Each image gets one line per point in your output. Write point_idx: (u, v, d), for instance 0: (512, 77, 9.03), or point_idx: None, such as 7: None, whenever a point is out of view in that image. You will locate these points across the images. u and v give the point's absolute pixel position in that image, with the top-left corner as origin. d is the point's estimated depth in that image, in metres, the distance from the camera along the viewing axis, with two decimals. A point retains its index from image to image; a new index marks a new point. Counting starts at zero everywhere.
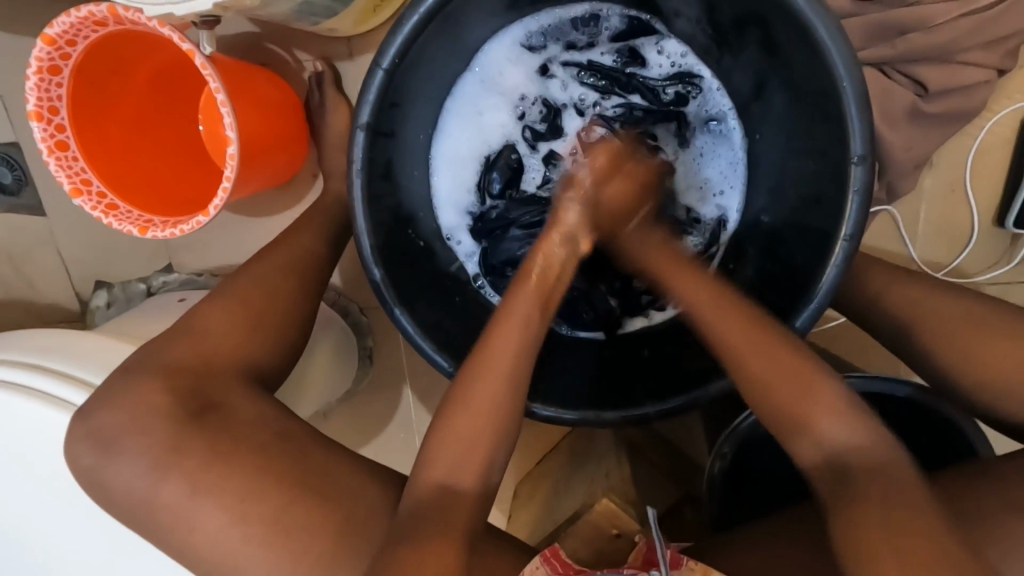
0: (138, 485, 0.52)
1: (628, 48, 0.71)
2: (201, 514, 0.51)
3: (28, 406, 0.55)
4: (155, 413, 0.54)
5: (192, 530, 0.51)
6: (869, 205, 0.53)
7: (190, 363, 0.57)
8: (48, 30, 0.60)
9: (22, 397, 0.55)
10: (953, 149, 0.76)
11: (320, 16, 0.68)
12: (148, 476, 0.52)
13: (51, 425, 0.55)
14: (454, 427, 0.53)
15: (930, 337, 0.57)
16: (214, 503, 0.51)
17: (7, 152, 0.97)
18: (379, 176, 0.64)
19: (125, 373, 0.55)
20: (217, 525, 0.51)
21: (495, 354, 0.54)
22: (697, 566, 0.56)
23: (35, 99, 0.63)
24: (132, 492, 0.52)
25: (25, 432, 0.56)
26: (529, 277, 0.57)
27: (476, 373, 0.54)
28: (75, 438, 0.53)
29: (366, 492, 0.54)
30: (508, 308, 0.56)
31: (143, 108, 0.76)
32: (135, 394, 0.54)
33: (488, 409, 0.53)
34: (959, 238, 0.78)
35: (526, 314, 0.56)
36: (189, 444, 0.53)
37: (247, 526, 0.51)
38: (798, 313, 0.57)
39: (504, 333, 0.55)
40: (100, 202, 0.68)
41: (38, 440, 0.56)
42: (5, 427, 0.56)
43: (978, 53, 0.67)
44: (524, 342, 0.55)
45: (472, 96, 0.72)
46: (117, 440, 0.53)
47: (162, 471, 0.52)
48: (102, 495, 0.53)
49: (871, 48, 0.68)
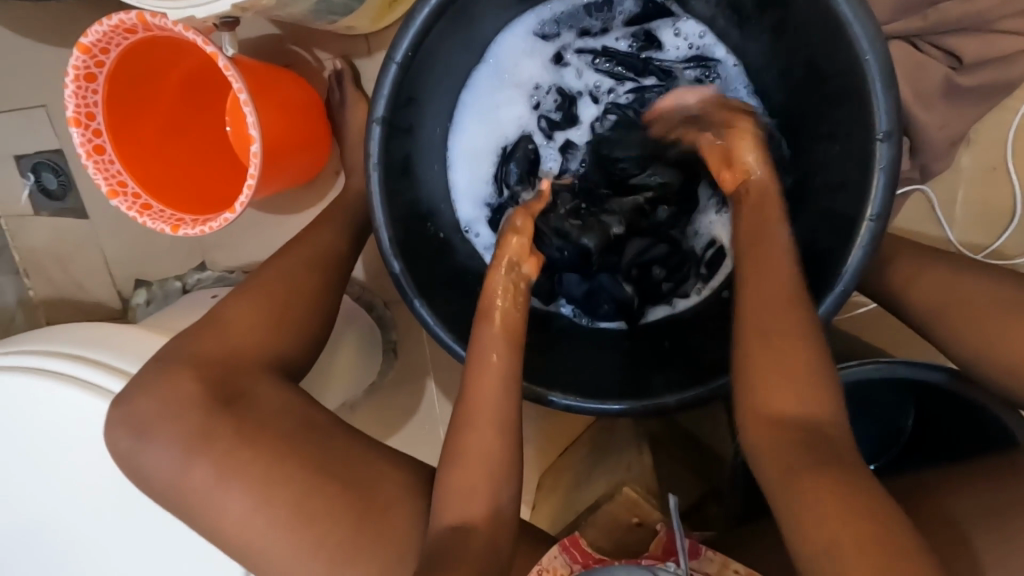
0: (171, 470, 0.55)
1: (643, 32, 0.70)
2: (229, 499, 0.53)
3: (73, 392, 0.58)
4: (186, 400, 0.56)
5: (221, 515, 0.53)
6: (896, 183, 0.51)
7: (217, 355, 0.59)
8: (83, 39, 0.63)
9: (69, 385, 0.58)
10: (992, 124, 0.72)
11: (336, 15, 0.69)
12: (180, 461, 0.55)
13: (94, 411, 0.58)
14: (469, 415, 0.55)
15: (957, 321, 0.55)
16: (242, 489, 0.53)
17: (52, 158, 1.04)
18: (396, 169, 0.65)
19: (158, 363, 0.58)
20: (244, 510, 0.53)
21: (473, 403, 0.55)
22: (717, 556, 0.56)
23: (73, 105, 0.66)
24: (165, 477, 0.55)
25: (70, 418, 0.59)
26: (492, 318, 0.58)
27: (467, 420, 0.55)
28: (112, 424, 0.56)
29: (387, 479, 0.55)
30: (479, 355, 0.57)
31: (173, 111, 0.79)
32: (168, 383, 0.57)
33: (488, 405, 0.55)
34: (1000, 220, 0.74)
35: (498, 354, 0.56)
36: (220, 431, 0.55)
37: (273, 509, 0.53)
38: (822, 298, 0.55)
39: (483, 381, 0.55)
40: (135, 203, 0.71)
41: (81, 426, 0.59)
42: (52, 413, 0.59)
43: (1019, 21, 0.63)
44: (497, 382, 0.55)
45: (487, 87, 0.72)
46: (150, 426, 0.55)
47: (193, 456, 0.55)
48: (139, 478, 0.55)
49: (899, 21, 0.65)
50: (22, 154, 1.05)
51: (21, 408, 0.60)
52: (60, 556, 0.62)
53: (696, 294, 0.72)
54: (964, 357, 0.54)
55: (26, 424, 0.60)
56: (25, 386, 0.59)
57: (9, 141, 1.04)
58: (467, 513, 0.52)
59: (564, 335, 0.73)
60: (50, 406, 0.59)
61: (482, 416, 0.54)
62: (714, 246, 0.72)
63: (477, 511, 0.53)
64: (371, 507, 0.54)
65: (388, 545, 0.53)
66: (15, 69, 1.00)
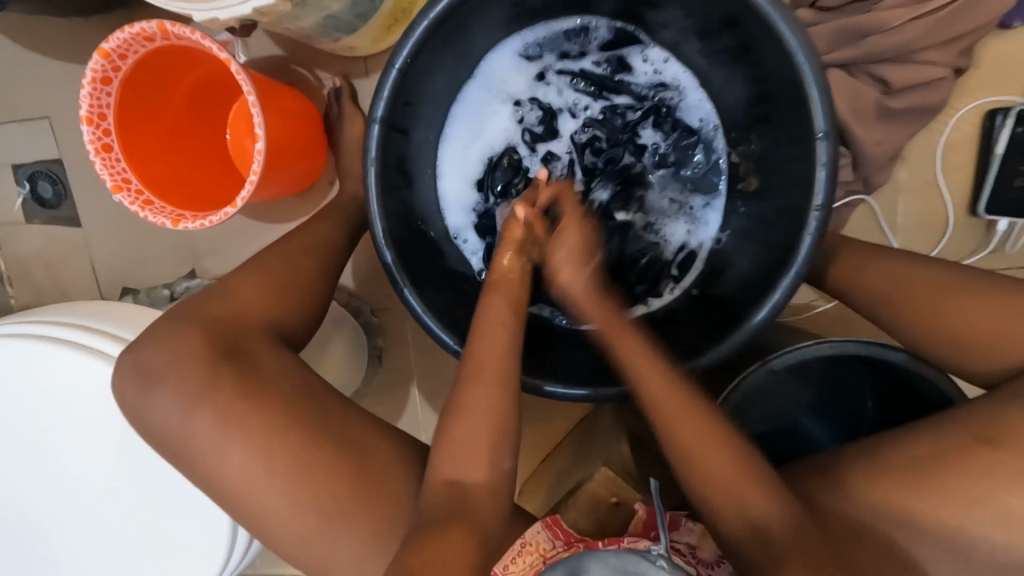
0: (174, 422, 0.56)
1: (617, 57, 0.79)
2: (226, 454, 0.54)
3: (78, 357, 0.60)
4: (187, 356, 0.57)
5: (223, 471, 0.54)
6: (836, 176, 0.58)
7: (223, 314, 0.60)
8: (104, 43, 0.68)
9: (72, 350, 0.60)
10: (923, 142, 0.81)
11: (341, 32, 0.75)
12: (184, 410, 0.56)
13: (96, 377, 0.60)
14: (476, 370, 0.58)
15: (897, 302, 0.61)
16: (238, 444, 0.54)
17: (51, 168, 1.07)
18: (391, 167, 0.70)
19: (160, 326, 0.59)
20: (240, 464, 0.54)
21: (476, 361, 0.58)
22: (697, 524, 0.58)
23: (87, 105, 0.70)
24: (170, 432, 0.56)
25: (67, 386, 0.61)
26: (497, 286, 0.64)
27: (475, 383, 0.57)
28: (122, 371, 0.57)
29: (380, 441, 0.57)
30: (485, 314, 0.62)
31: (179, 119, 0.84)
32: (178, 340, 0.58)
33: (491, 365, 0.58)
34: (935, 229, 0.83)
35: (502, 317, 0.61)
36: (223, 387, 0.56)
37: (271, 463, 0.54)
38: (773, 291, 0.63)
39: (485, 334, 0.60)
40: (138, 198, 0.75)
41: (78, 393, 0.61)
42: (51, 380, 0.61)
43: (935, 52, 0.73)
44: (507, 338, 0.60)
45: (476, 101, 0.80)
46: (160, 378, 0.56)
47: (199, 404, 0.55)
48: (142, 423, 0.57)
49: (835, 52, 0.74)
50: (21, 163, 1.08)
51: (26, 374, 0.61)
52: (59, 525, 0.63)
53: (668, 292, 0.79)
54: (910, 331, 0.60)
55: (30, 390, 0.61)
56: (31, 352, 0.61)
57: (9, 151, 1.08)
58: (459, 471, 0.54)
59: (543, 333, 0.76)
60: (49, 372, 0.61)
61: (476, 389, 0.57)
62: (684, 250, 0.80)
63: (472, 470, 0.54)
64: (366, 467, 0.55)
65: (385, 507, 0.54)
66: (23, 83, 1.05)
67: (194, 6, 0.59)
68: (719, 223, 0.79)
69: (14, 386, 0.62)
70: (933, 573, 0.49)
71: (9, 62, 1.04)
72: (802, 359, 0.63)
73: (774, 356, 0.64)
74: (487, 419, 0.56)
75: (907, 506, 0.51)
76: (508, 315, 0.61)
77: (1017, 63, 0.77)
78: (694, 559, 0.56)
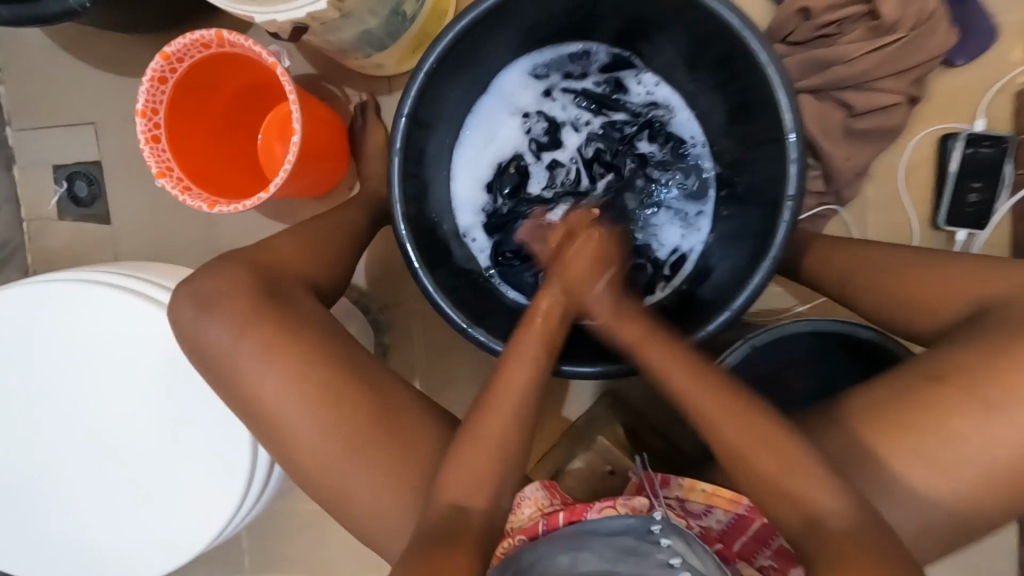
0: (220, 343, 0.60)
1: (614, 79, 0.89)
2: (259, 383, 0.59)
3: (129, 300, 0.66)
4: (229, 291, 0.62)
5: (260, 394, 0.59)
6: (805, 171, 0.67)
7: (262, 268, 0.66)
8: (167, 47, 0.78)
9: (118, 291, 0.66)
10: (887, 162, 0.90)
11: (372, 47, 0.86)
12: (229, 332, 0.60)
13: (143, 318, 0.66)
14: (493, 397, 0.61)
15: (870, 284, 0.67)
16: (270, 374, 0.59)
17: (91, 168, 1.14)
18: (412, 160, 0.78)
19: (203, 269, 0.65)
20: (272, 392, 0.59)
21: (502, 391, 0.61)
22: (685, 479, 0.63)
23: (144, 99, 0.79)
24: (215, 350, 0.61)
25: (110, 328, 0.67)
26: (533, 320, 0.66)
27: (486, 404, 0.61)
28: (180, 296, 0.62)
29: (396, 393, 0.62)
30: (517, 353, 0.63)
31: (219, 122, 0.93)
32: (224, 276, 0.63)
33: (517, 364, 0.63)
34: (902, 240, 0.91)
35: (535, 354, 0.64)
36: (254, 329, 0.60)
37: (304, 392, 0.59)
38: (753, 276, 0.69)
39: (512, 371, 0.62)
40: (179, 184, 0.83)
41: (119, 332, 0.67)
42: (98, 320, 0.67)
43: (890, 81, 0.83)
44: (529, 378, 0.62)
45: (488, 113, 0.89)
46: (210, 304, 0.61)
47: (241, 329, 0.60)
48: (195, 345, 0.61)
49: (806, 79, 0.85)
50: (61, 163, 1.15)
51: (77, 313, 0.67)
52: (95, 459, 0.68)
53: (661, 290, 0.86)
54: (878, 308, 0.66)
55: (78, 330, 0.67)
56: (79, 294, 0.67)
57: (51, 152, 1.15)
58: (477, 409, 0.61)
59: None
60: (97, 314, 0.67)
61: (503, 371, 0.62)
62: (675, 253, 0.87)
63: (485, 413, 0.60)
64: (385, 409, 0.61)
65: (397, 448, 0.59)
66: (71, 91, 1.13)
67: (256, 8, 0.67)
68: (706, 226, 0.87)
69: (61, 331, 0.68)
70: (895, 511, 0.55)
71: (59, 71, 1.13)
72: (779, 335, 0.76)
73: (756, 335, 0.77)
74: (507, 367, 0.62)
75: (878, 456, 0.56)
76: (538, 353, 0.64)
77: (964, 94, 0.88)
78: (683, 510, 0.63)
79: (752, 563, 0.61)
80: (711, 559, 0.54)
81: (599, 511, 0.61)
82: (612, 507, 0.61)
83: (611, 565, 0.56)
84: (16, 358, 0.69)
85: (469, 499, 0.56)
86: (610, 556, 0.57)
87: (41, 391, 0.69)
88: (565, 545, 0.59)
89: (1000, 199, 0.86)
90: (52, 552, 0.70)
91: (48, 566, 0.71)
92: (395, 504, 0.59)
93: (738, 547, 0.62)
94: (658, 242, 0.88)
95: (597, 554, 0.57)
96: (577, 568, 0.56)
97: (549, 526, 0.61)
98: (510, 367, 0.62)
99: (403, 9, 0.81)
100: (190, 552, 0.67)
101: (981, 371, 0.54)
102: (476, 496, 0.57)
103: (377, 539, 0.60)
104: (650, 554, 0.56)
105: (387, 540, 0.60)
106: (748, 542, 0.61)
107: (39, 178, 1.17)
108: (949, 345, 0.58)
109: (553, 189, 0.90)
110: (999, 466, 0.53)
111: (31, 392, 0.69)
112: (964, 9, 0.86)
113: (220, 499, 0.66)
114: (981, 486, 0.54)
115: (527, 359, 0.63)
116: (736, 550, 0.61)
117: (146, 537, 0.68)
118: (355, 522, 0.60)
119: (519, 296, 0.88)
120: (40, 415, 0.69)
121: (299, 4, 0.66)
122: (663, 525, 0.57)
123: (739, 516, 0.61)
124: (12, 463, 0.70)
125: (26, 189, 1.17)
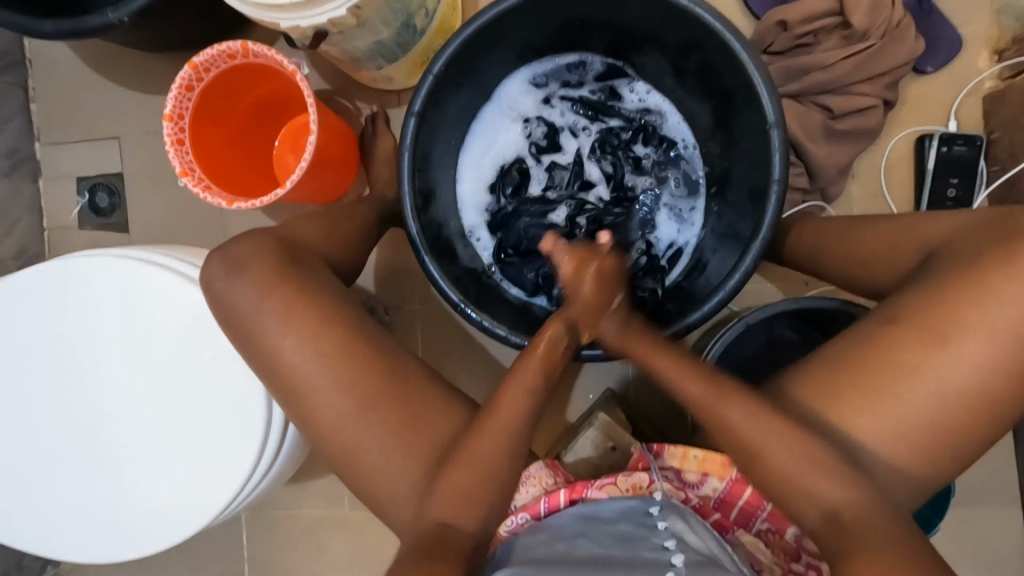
0: (245, 307, 0.64)
1: (609, 87, 0.95)
2: (281, 344, 0.63)
3: (158, 270, 0.70)
4: (257, 259, 0.66)
5: (280, 358, 0.63)
6: (788, 157, 0.72)
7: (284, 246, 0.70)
8: (196, 57, 0.84)
9: (152, 267, 0.70)
10: (868, 161, 0.95)
11: (384, 59, 0.93)
12: (256, 295, 0.64)
13: (171, 289, 0.70)
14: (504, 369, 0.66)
15: (855, 260, 0.70)
16: (292, 338, 0.63)
17: (113, 180, 1.17)
18: (420, 157, 0.83)
19: (240, 236, 0.70)
20: (294, 347, 0.63)
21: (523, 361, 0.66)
22: (677, 448, 0.64)
23: (171, 105, 0.85)
24: (241, 313, 0.65)
25: (145, 300, 0.71)
26: (535, 350, 0.67)
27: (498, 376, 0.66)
28: (211, 265, 0.67)
29: (406, 365, 0.66)
30: (520, 377, 0.65)
31: (239, 131, 0.99)
32: (250, 244, 0.68)
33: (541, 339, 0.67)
34: None
35: (531, 382, 0.65)
36: (279, 293, 0.64)
37: (323, 356, 0.63)
38: (744, 258, 0.73)
39: (510, 384, 0.65)
40: (200, 183, 0.87)
41: (151, 304, 0.70)
42: (134, 293, 0.71)
43: (865, 85, 0.90)
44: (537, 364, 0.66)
45: (490, 119, 0.95)
46: (240, 270, 0.66)
47: (267, 294, 0.64)
48: (222, 311, 0.66)
49: (787, 84, 0.91)
50: (85, 175, 1.18)
51: (107, 283, 0.71)
52: (116, 424, 0.71)
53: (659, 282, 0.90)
54: (855, 275, 0.70)
55: (112, 304, 0.71)
56: (114, 270, 0.71)
57: (76, 165, 1.18)
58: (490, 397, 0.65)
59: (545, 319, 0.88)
60: (134, 288, 0.71)
61: (522, 361, 0.66)
62: (672, 247, 0.92)
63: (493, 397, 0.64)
64: (397, 378, 0.65)
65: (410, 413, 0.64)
66: (94, 107, 1.18)
67: (282, 15, 0.74)
68: (701, 221, 0.91)
69: (95, 305, 0.71)
70: (882, 466, 0.57)
71: (84, 89, 1.18)
72: (772, 313, 0.83)
73: (751, 314, 0.84)
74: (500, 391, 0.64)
75: (870, 417, 0.58)
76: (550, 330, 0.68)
77: (935, 98, 0.95)
78: (680, 482, 0.64)
79: (749, 529, 0.63)
80: (709, 536, 0.56)
81: (600, 488, 0.62)
82: (613, 483, 0.63)
83: (607, 549, 0.56)
84: (50, 336, 0.72)
85: (476, 453, 0.60)
86: (606, 539, 0.57)
87: (67, 358, 0.72)
88: (566, 530, 0.59)
89: (977, 192, 0.92)
90: (68, 529, 0.71)
91: (58, 536, 0.71)
92: (406, 460, 0.63)
93: (735, 515, 0.64)
94: (656, 237, 0.92)
95: (593, 538, 0.58)
96: (576, 553, 0.56)
97: (551, 504, 0.62)
98: (525, 355, 0.67)
99: (413, 22, 0.88)
100: (204, 515, 0.68)
101: (966, 329, 0.57)
102: (481, 450, 0.61)
103: (387, 499, 0.63)
104: (646, 537, 0.57)
105: (398, 500, 0.62)
106: (742, 510, 0.63)
107: (63, 190, 1.19)
108: (907, 292, 0.61)
109: (552, 188, 0.95)
110: (978, 416, 0.56)
111: (58, 361, 0.72)
112: (930, 21, 0.93)
113: (236, 460, 0.68)
114: (962, 437, 0.57)
115: (524, 388, 0.64)
116: (734, 519, 0.64)
117: (165, 508, 0.69)
118: (370, 484, 0.63)
119: (520, 291, 0.92)
120: (64, 381, 0.72)
121: (322, 11, 0.73)
122: (661, 507, 0.59)
123: (732, 484, 0.63)
124: (31, 433, 0.72)
125: (50, 202, 1.19)
